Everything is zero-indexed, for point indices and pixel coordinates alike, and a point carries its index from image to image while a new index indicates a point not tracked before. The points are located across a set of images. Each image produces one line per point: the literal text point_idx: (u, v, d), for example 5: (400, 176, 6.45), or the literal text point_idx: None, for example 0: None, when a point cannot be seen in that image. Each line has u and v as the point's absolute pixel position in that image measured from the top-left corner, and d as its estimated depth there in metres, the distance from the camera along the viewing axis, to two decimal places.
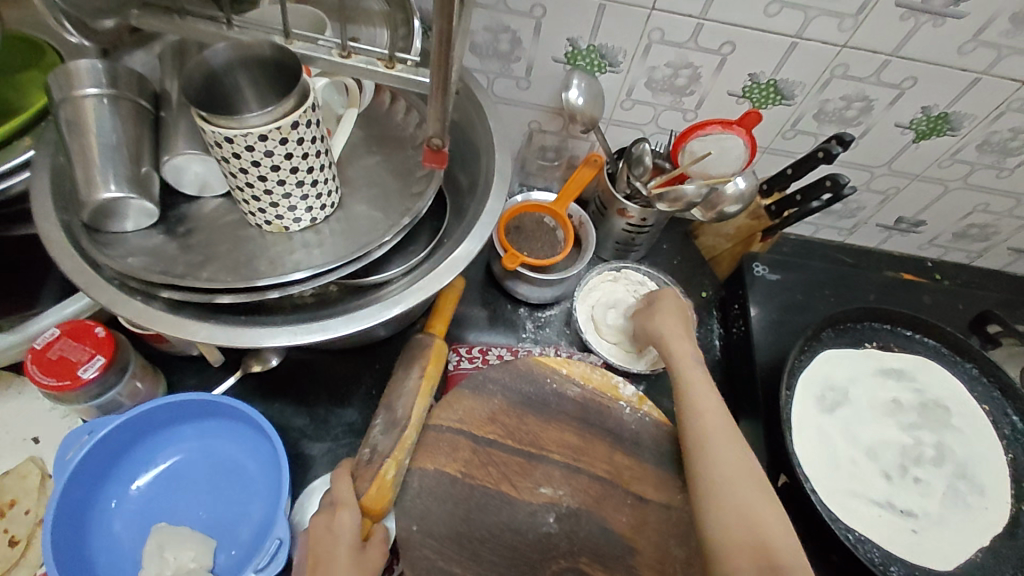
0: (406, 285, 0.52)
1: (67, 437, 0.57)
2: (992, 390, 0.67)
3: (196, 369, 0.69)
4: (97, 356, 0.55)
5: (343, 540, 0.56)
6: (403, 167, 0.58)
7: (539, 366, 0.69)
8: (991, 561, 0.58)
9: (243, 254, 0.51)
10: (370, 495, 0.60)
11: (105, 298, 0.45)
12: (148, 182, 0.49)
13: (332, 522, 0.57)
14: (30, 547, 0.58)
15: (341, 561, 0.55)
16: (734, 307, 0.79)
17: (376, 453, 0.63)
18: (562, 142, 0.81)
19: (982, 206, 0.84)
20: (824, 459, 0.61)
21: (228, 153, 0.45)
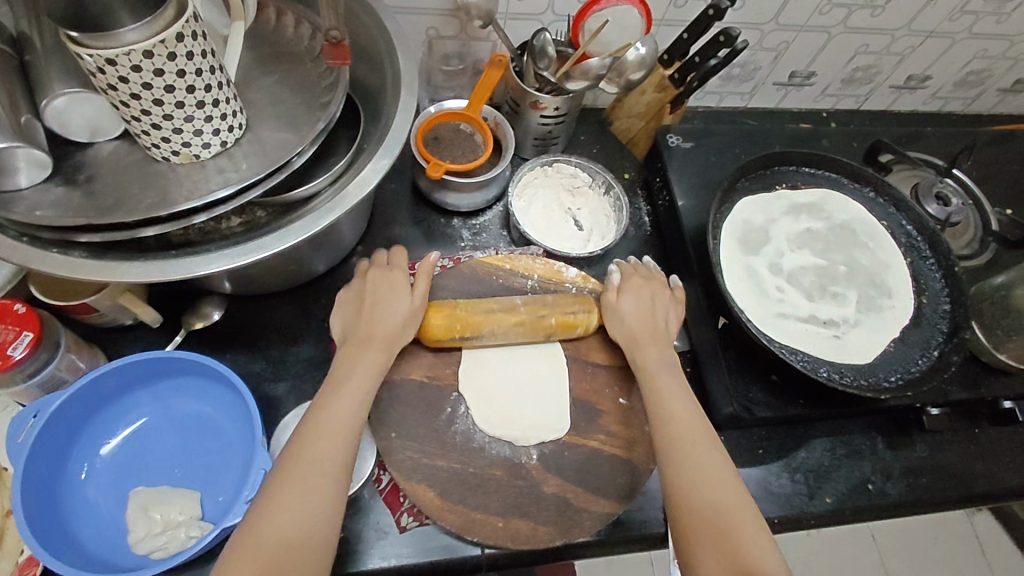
0: (335, 193, 0.51)
1: (14, 421, 0.55)
2: (888, 207, 0.75)
3: (135, 337, 0.67)
4: (24, 332, 0.53)
5: (359, 376, 0.58)
6: (303, 81, 0.56)
7: (483, 267, 0.72)
8: (905, 349, 0.66)
9: (156, 189, 0.49)
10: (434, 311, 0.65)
11: (18, 257, 0.43)
12: (32, 133, 0.45)
13: (353, 361, 0.59)
14: (5, 540, 0.56)
15: (350, 386, 0.57)
16: (657, 179, 0.83)
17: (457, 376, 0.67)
18: (464, 47, 0.80)
19: (862, 48, 0.90)
20: (754, 291, 0.67)
21: (113, 78, 0.42)
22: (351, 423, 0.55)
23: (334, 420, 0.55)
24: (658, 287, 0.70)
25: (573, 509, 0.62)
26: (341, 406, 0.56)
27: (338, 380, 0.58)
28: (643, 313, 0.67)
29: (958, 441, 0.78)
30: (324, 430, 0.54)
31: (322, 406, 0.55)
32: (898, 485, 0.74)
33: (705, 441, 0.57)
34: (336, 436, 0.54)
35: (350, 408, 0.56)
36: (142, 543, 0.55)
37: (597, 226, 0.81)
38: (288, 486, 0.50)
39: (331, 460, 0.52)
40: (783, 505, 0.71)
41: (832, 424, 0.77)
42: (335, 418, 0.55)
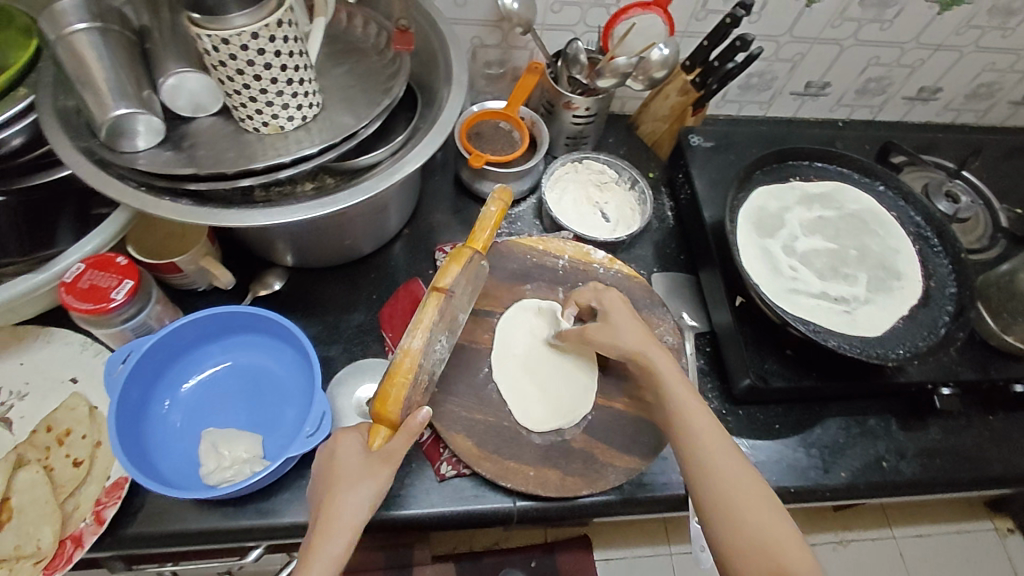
0: (396, 162, 0.59)
1: (107, 361, 0.62)
2: (897, 199, 0.80)
3: (209, 300, 0.75)
4: (126, 279, 0.61)
5: (344, 460, 0.57)
6: (369, 72, 0.65)
7: (517, 247, 0.79)
8: (913, 326, 0.70)
9: (246, 155, 0.56)
10: (382, 400, 0.58)
11: (139, 201, 0.51)
12: (151, 105, 0.55)
13: (341, 451, 0.58)
14: (93, 465, 0.63)
15: (347, 475, 0.56)
16: (679, 175, 0.89)
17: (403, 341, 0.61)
18: (504, 54, 0.88)
19: (874, 60, 0.96)
20: (768, 269, 0.73)
21: (224, 55, 0.51)
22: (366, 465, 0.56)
23: (355, 469, 0.56)
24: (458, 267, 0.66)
25: (598, 464, 0.67)
26: (347, 502, 0.55)
27: (330, 468, 0.57)
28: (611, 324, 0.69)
29: (971, 426, 0.81)
30: (348, 475, 0.56)
31: (342, 448, 0.58)
32: (911, 463, 0.78)
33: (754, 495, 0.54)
34: (336, 530, 0.54)
35: (357, 497, 0.55)
36: (211, 474, 0.62)
37: (622, 219, 0.87)
38: (334, 542, 0.53)
39: (355, 519, 0.54)
40: (798, 476, 0.75)
41: (846, 405, 0.80)
42: (355, 458, 0.57)
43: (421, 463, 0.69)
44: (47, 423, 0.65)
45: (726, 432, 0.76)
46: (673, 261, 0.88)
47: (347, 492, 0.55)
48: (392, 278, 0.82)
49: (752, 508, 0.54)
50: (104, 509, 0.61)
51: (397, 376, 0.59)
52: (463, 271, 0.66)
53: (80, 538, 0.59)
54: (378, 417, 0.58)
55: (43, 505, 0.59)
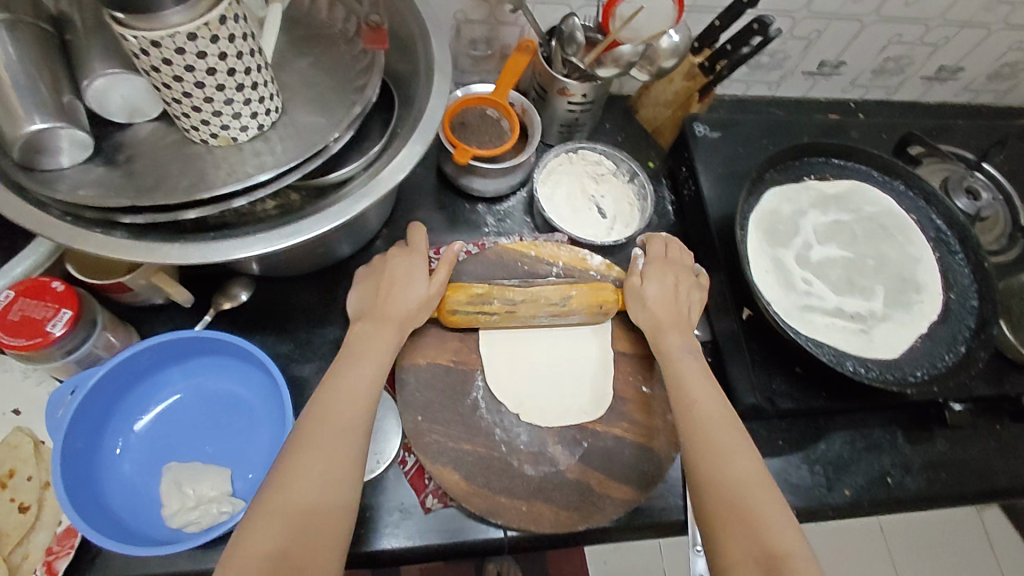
0: (370, 178, 0.52)
1: (52, 396, 0.56)
2: (918, 200, 0.74)
3: (168, 316, 0.68)
4: (63, 309, 0.53)
5: (378, 347, 0.59)
6: (337, 65, 0.56)
7: (507, 254, 0.73)
8: (932, 346, 0.66)
9: (194, 172, 0.49)
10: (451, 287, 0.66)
11: (63, 236, 0.43)
12: (75, 112, 0.46)
13: (377, 335, 0.60)
14: (42, 510, 0.57)
15: (368, 356, 0.58)
16: (682, 168, 0.82)
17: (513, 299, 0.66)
18: (491, 31, 0.79)
19: (895, 39, 0.88)
20: (779, 282, 0.67)
21: (156, 60, 0.42)
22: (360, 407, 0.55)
23: (343, 416, 0.54)
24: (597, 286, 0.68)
25: (596, 496, 0.62)
26: (355, 382, 0.56)
27: (363, 346, 0.59)
28: (668, 297, 0.67)
29: (978, 436, 0.78)
30: (363, 352, 0.59)
31: (367, 330, 0.60)
32: (917, 479, 0.75)
33: (728, 437, 0.56)
34: (336, 424, 0.53)
35: (360, 382, 0.56)
36: (174, 517, 0.57)
37: (620, 214, 0.81)
38: (325, 431, 0.52)
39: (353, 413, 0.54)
40: (801, 496, 0.72)
41: (853, 417, 0.77)
42: (346, 409, 0.54)
43: (405, 493, 0.65)
44: None
45: None
46: None
47: (357, 370, 0.57)
48: None
49: (739, 455, 0.55)
50: (57, 561, 0.55)
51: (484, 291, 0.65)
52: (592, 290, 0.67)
53: None
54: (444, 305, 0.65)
55: None
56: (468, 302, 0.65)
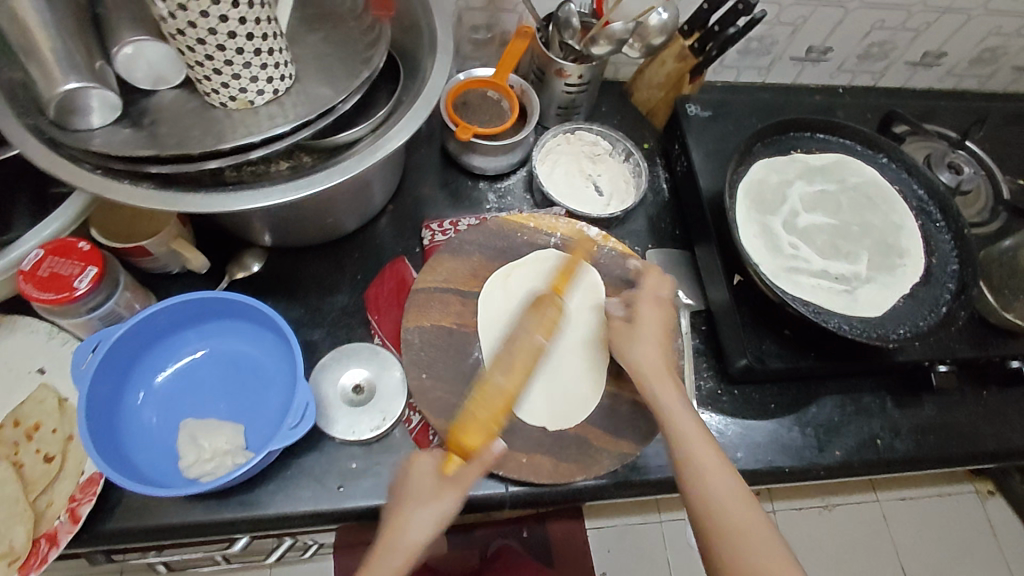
0: (377, 139, 0.55)
1: (74, 351, 0.59)
2: (901, 172, 0.78)
3: (184, 284, 0.71)
4: (89, 267, 0.57)
5: (423, 473, 0.56)
6: (346, 38, 0.60)
7: (508, 225, 0.76)
8: (915, 305, 0.69)
9: (214, 133, 0.52)
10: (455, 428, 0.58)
11: (94, 186, 0.47)
12: (104, 77, 0.50)
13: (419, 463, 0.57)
14: (67, 460, 0.60)
15: (416, 497, 0.54)
16: (676, 146, 0.86)
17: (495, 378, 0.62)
18: (492, 17, 0.83)
19: (879, 24, 0.92)
20: (767, 247, 0.71)
21: (182, 22, 0.46)
22: (431, 492, 0.54)
23: (427, 489, 0.55)
24: (535, 311, 0.68)
25: (592, 449, 0.65)
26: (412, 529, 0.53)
27: (408, 479, 0.56)
28: (695, 417, 0.59)
29: (965, 401, 0.80)
30: (417, 494, 0.54)
31: (405, 499, 0.55)
32: (906, 441, 0.77)
33: (714, 466, 0.55)
34: (399, 556, 0.52)
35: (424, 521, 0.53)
36: (191, 468, 0.59)
37: (616, 192, 0.84)
38: (385, 563, 0.51)
39: (415, 541, 0.53)
40: (793, 456, 0.74)
41: (843, 383, 0.79)
42: (426, 479, 0.56)
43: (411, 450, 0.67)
44: (14, 417, 0.62)
45: (721, 412, 0.75)
46: (668, 236, 0.85)
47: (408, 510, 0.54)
48: (377, 257, 0.78)
49: (719, 470, 0.55)
50: (80, 507, 0.58)
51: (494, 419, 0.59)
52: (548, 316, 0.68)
53: (55, 537, 0.57)
54: (454, 446, 0.58)
55: (13, 504, 0.57)
56: (477, 413, 0.59)
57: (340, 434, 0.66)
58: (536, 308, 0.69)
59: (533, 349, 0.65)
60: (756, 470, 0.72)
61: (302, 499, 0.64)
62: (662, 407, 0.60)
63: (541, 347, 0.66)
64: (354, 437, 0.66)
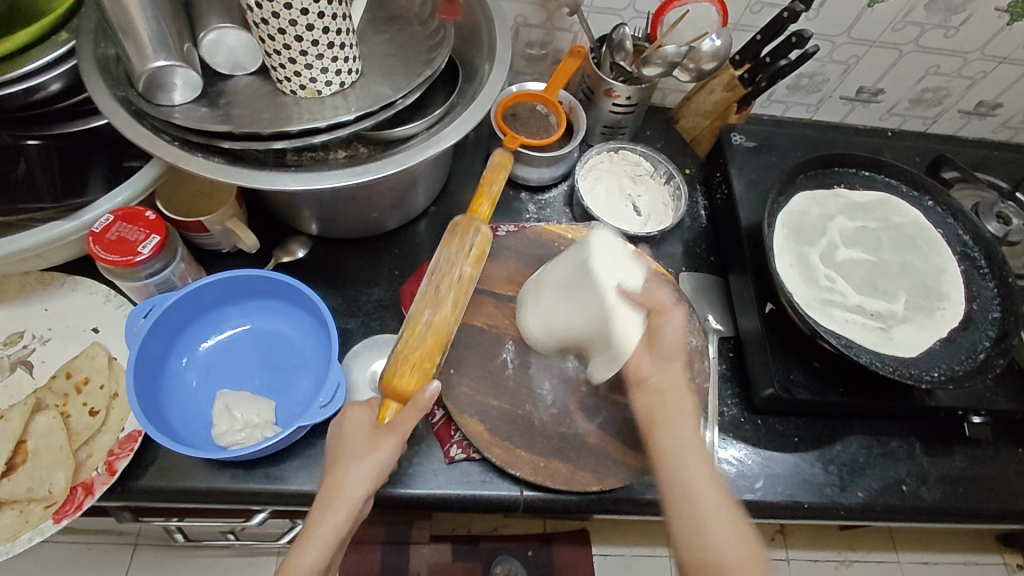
0: (431, 136, 0.58)
1: (129, 314, 0.63)
2: (946, 216, 0.77)
3: (234, 262, 0.75)
4: (153, 235, 0.60)
5: (355, 429, 0.56)
6: (410, 43, 0.63)
7: (546, 235, 0.78)
8: (951, 349, 0.68)
9: (282, 118, 0.55)
10: (387, 375, 0.58)
11: (170, 155, 0.51)
12: (190, 59, 0.54)
13: (348, 418, 0.57)
14: (110, 416, 0.64)
15: (350, 449, 0.54)
16: (717, 173, 0.87)
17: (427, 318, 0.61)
18: (548, 35, 0.86)
19: (933, 70, 0.92)
20: (803, 277, 0.71)
21: (266, 13, 0.50)
22: (366, 447, 0.54)
23: (362, 442, 0.54)
24: (456, 244, 0.65)
25: (610, 461, 0.66)
26: (346, 477, 0.52)
27: (343, 434, 0.56)
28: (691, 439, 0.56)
29: (998, 457, 0.78)
30: (352, 450, 0.54)
31: (342, 451, 0.54)
32: (932, 489, 0.75)
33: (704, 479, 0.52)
34: (335, 505, 0.51)
35: (357, 473, 0.52)
36: (222, 436, 0.62)
37: (655, 213, 0.85)
38: (330, 516, 0.51)
39: (355, 494, 0.52)
40: (813, 492, 0.73)
41: (870, 424, 0.78)
42: (362, 432, 0.55)
43: (431, 443, 0.68)
44: (67, 369, 0.66)
45: (742, 440, 0.75)
46: (702, 261, 0.86)
47: (344, 464, 0.53)
48: (415, 255, 0.81)
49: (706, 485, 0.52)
50: (117, 460, 0.61)
51: (426, 355, 0.60)
52: (457, 235, 0.66)
53: (91, 487, 0.60)
54: (388, 392, 0.58)
55: (57, 451, 0.60)
56: (405, 358, 0.59)
57: None
58: (458, 235, 0.66)
59: (459, 281, 0.64)
60: (773, 502, 0.72)
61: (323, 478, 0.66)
62: (662, 440, 0.55)
63: (468, 280, 0.65)
64: None
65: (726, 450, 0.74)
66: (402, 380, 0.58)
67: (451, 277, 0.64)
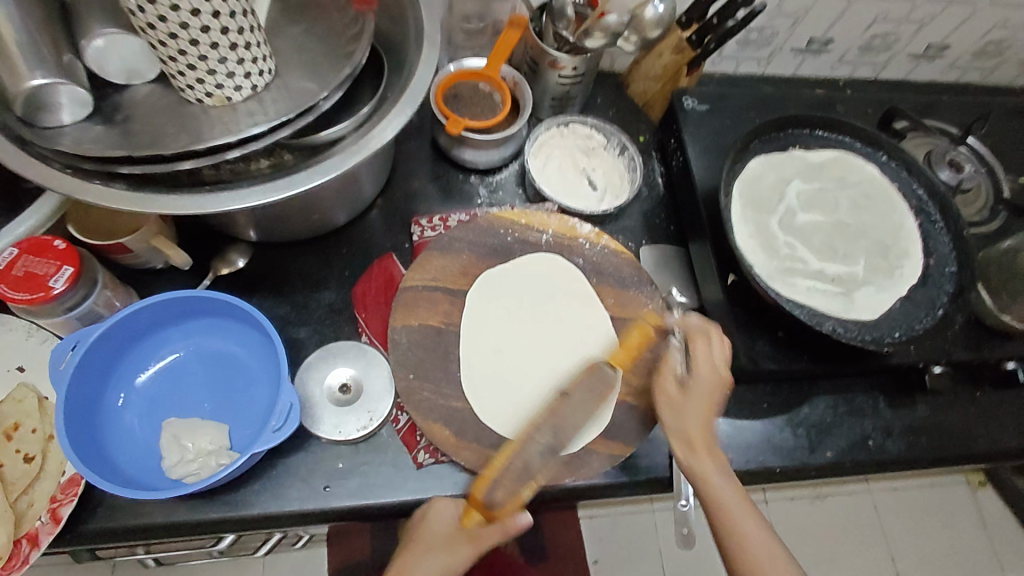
0: (360, 137, 0.54)
1: (54, 351, 0.57)
2: (900, 171, 0.76)
3: (167, 279, 0.70)
4: (64, 266, 0.55)
5: (435, 531, 0.58)
6: (329, 31, 0.58)
7: (497, 220, 0.74)
8: (910, 308, 0.68)
9: (190, 130, 0.50)
10: (479, 486, 0.60)
11: (65, 186, 0.45)
12: (74, 71, 0.48)
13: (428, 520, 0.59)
14: (47, 460, 0.59)
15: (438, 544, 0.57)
16: (671, 141, 0.84)
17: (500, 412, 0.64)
18: (483, 6, 0.81)
19: (882, 15, 0.90)
20: (762, 247, 0.69)
21: (153, 18, 0.44)
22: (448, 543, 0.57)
23: (440, 538, 0.58)
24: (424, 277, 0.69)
25: (581, 452, 0.65)
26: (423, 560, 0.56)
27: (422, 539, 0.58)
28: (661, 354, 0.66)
29: (958, 402, 0.80)
30: (428, 542, 0.57)
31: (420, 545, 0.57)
32: (898, 442, 0.76)
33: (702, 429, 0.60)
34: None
35: (434, 562, 0.56)
36: (174, 469, 0.59)
37: (610, 186, 0.82)
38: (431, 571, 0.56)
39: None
40: (784, 457, 0.74)
41: (836, 383, 0.79)
42: (443, 528, 0.58)
43: (398, 449, 0.66)
44: None
45: None
46: (662, 233, 0.84)
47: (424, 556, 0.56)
48: (366, 252, 0.76)
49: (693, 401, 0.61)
50: (61, 507, 0.58)
51: (495, 460, 0.61)
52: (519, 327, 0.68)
53: (36, 538, 0.57)
54: (475, 502, 0.60)
55: None
56: (506, 479, 0.60)
57: (326, 434, 0.65)
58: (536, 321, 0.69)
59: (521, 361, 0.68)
60: (744, 470, 0.72)
61: (286, 500, 0.63)
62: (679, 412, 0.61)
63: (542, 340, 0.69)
64: (342, 437, 0.65)
65: None
66: (499, 499, 0.59)
67: (534, 443, 0.62)
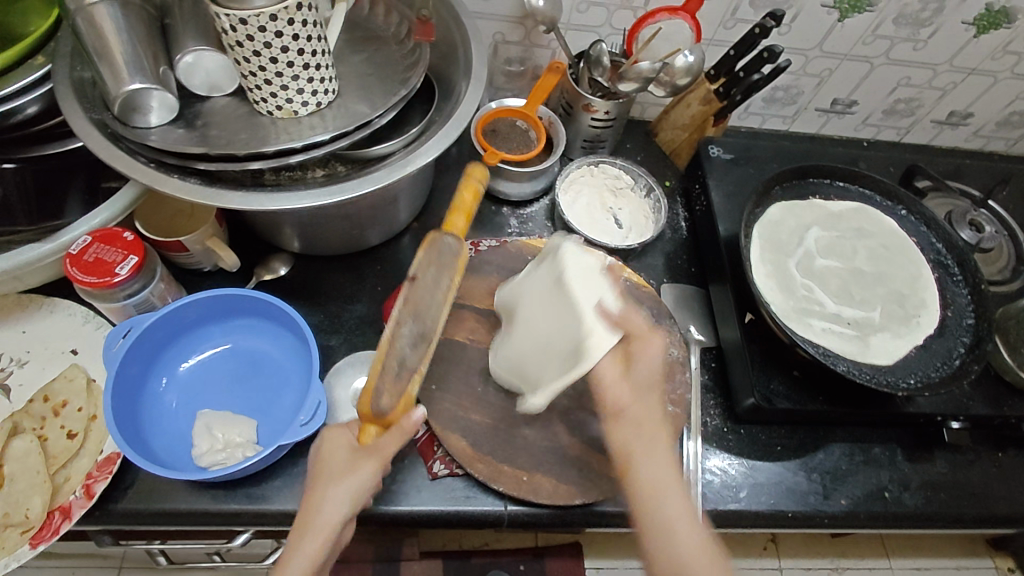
0: (407, 155, 0.59)
1: (108, 336, 0.62)
2: (919, 225, 0.79)
3: (215, 281, 0.75)
4: (130, 255, 0.60)
5: (335, 457, 0.55)
6: (387, 62, 0.64)
7: (526, 248, 0.79)
8: (926, 356, 0.69)
9: (259, 138, 0.56)
10: (363, 398, 0.56)
11: (146, 177, 0.51)
12: (166, 81, 0.54)
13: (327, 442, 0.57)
14: (88, 438, 0.63)
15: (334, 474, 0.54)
16: (696, 186, 0.88)
17: (407, 367, 0.59)
18: (526, 52, 0.87)
19: (905, 81, 0.94)
20: (780, 286, 0.72)
21: (241, 36, 0.50)
22: (349, 466, 0.55)
23: (342, 465, 0.55)
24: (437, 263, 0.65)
25: (594, 473, 0.66)
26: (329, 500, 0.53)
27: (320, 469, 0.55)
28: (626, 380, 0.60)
29: (979, 462, 0.79)
30: (331, 472, 0.54)
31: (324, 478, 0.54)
32: (915, 496, 0.76)
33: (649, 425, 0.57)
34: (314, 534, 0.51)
35: (339, 494, 0.53)
36: (203, 457, 0.62)
37: (635, 225, 0.86)
38: (308, 541, 0.51)
39: (333, 519, 0.52)
40: (797, 501, 0.73)
41: (852, 432, 0.79)
42: (341, 452, 0.56)
43: (414, 459, 0.68)
44: (45, 392, 0.65)
45: (725, 450, 0.75)
46: (684, 273, 0.87)
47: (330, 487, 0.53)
48: (399, 270, 0.81)
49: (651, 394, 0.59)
50: (95, 483, 0.61)
51: (372, 369, 0.58)
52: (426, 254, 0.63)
53: (68, 511, 0.59)
54: (366, 415, 0.56)
55: (34, 475, 0.59)
56: (386, 381, 0.57)
57: None
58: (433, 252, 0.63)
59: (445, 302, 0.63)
60: (756, 511, 0.72)
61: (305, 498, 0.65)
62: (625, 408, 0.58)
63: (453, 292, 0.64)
64: None
65: (710, 460, 0.74)
66: (386, 405, 0.56)
67: (399, 337, 0.59)
